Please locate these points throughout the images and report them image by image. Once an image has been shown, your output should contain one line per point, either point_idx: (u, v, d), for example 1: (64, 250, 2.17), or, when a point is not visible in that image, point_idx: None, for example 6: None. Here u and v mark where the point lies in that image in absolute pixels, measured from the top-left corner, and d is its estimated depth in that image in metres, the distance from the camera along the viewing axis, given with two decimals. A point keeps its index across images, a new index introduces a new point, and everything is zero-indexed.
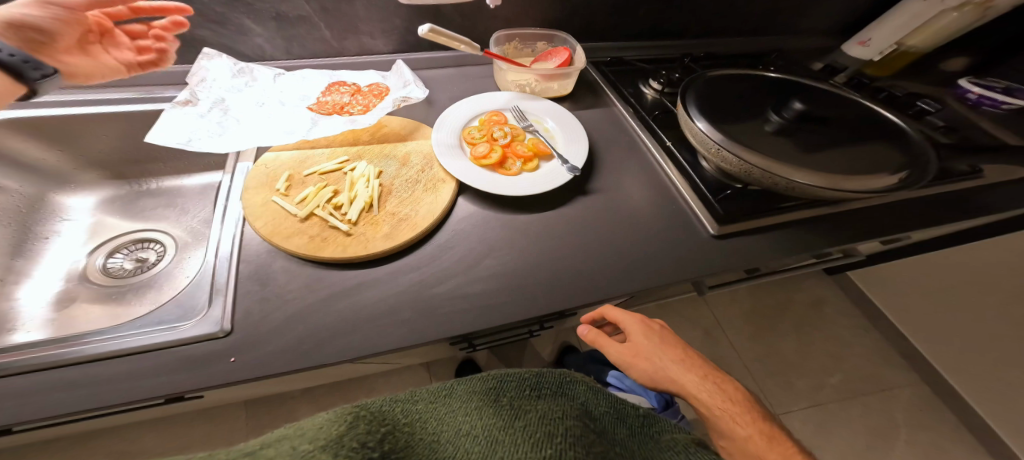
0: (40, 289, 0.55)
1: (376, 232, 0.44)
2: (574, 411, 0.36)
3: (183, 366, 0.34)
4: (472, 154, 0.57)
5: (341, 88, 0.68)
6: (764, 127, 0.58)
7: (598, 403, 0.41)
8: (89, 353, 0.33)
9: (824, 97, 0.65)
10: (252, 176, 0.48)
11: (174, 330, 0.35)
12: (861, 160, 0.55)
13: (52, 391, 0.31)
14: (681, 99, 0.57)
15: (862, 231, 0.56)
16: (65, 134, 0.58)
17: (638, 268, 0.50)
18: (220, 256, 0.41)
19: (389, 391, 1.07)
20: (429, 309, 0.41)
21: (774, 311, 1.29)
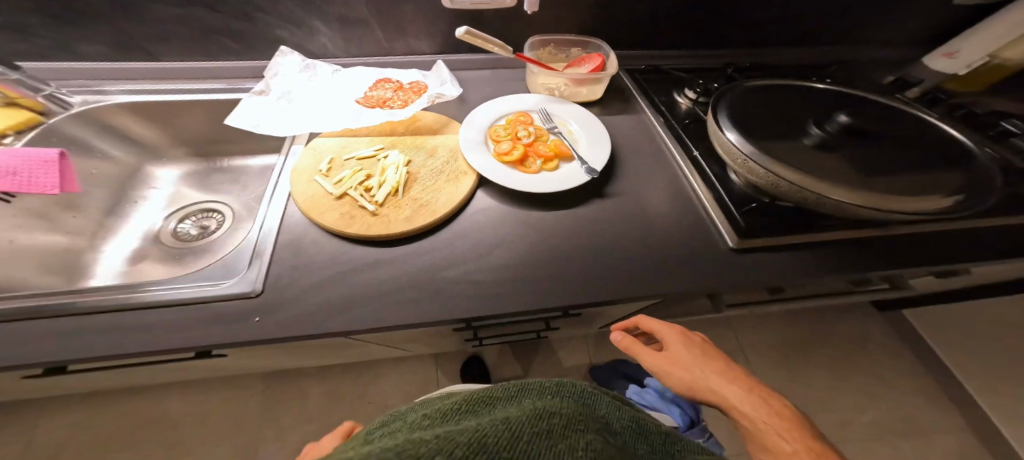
0: (122, 245, 0.65)
1: (399, 215, 0.48)
2: (594, 420, 0.32)
3: (221, 320, 0.39)
4: (495, 150, 0.59)
5: (387, 85, 0.75)
6: (803, 141, 0.55)
7: (620, 419, 0.37)
8: (152, 300, 0.40)
9: (874, 112, 0.60)
10: (301, 158, 0.55)
11: (216, 286, 0.41)
12: (913, 181, 0.51)
13: (121, 326, 0.38)
14: (711, 110, 0.56)
15: (907, 261, 0.51)
16: (165, 115, 0.70)
17: (647, 274, 0.49)
18: (264, 225, 0.47)
19: (396, 377, 1.13)
20: (435, 290, 0.44)
21: (811, 343, 1.20)
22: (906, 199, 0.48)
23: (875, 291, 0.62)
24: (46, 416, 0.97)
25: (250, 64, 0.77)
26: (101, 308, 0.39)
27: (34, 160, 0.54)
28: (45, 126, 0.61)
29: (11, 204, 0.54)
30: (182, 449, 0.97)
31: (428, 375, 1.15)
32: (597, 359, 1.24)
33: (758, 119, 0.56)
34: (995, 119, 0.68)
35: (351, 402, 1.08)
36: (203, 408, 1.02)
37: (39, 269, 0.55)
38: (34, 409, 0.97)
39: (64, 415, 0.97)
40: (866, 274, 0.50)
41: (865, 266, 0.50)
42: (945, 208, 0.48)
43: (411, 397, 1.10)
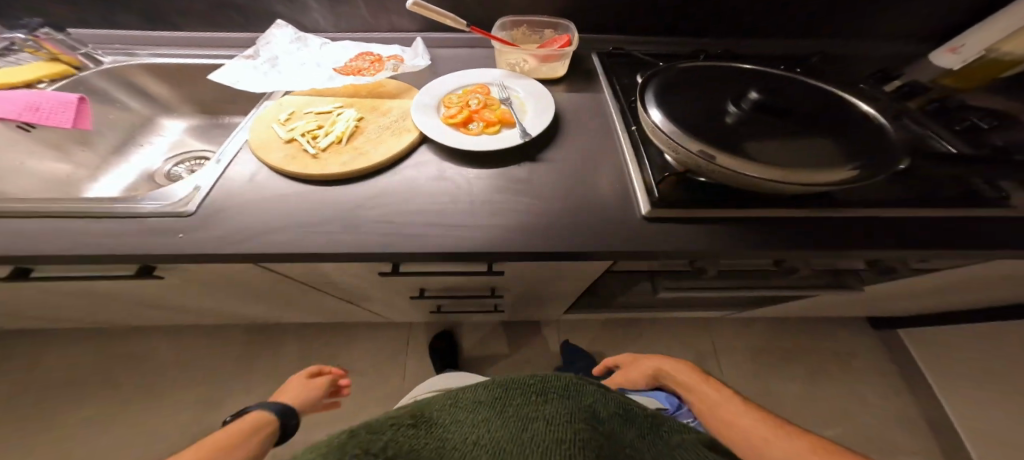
0: (120, 179, 0.74)
1: (337, 159, 0.53)
2: (582, 415, 0.48)
3: (153, 231, 0.43)
4: (443, 114, 0.64)
5: (367, 57, 0.80)
6: (724, 118, 0.52)
7: (607, 407, 0.54)
8: (100, 209, 0.44)
9: (795, 87, 0.57)
10: (268, 109, 0.61)
11: (161, 204, 0.45)
12: (831, 149, 0.48)
13: (69, 228, 0.43)
14: (637, 92, 0.55)
15: (821, 243, 0.52)
16: (176, 77, 0.79)
17: (560, 232, 0.52)
18: (218, 160, 0.52)
19: (367, 343, 1.21)
20: (354, 225, 0.48)
21: (789, 355, 1.21)
22: (811, 169, 0.45)
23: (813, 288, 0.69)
24: (91, 347, 1.15)
25: (251, 35, 0.85)
26: (49, 211, 0.44)
27: (56, 100, 0.64)
28: (76, 77, 0.72)
29: (30, 133, 0.64)
30: (192, 385, 1.11)
31: (399, 345, 1.22)
32: (566, 348, 1.25)
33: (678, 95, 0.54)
34: (967, 113, 0.62)
35: (335, 360, 1.17)
36: (211, 353, 1.16)
37: (39, 191, 0.65)
38: (83, 340, 1.16)
39: (103, 346, 1.15)
40: (770, 250, 0.52)
41: (777, 245, 0.52)
42: (855, 179, 0.44)
43: (391, 362, 1.19)
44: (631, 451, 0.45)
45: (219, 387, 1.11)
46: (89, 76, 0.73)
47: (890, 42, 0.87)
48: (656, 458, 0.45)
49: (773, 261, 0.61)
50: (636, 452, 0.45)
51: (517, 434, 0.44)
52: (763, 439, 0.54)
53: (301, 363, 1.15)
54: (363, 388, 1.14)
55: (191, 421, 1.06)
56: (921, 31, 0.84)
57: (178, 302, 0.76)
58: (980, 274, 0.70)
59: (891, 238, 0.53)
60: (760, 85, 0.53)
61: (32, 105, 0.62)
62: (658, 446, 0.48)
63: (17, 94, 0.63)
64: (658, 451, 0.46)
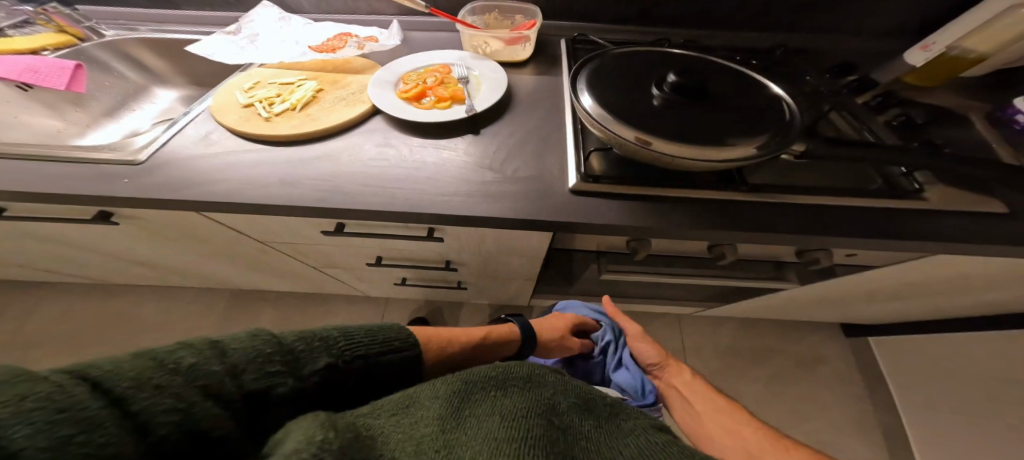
0: (105, 137, 0.79)
1: (288, 123, 0.58)
2: (539, 409, 0.46)
3: (106, 175, 0.48)
4: (398, 90, 0.68)
5: (343, 37, 0.83)
6: (650, 99, 0.54)
7: (565, 400, 0.51)
8: (70, 155, 0.49)
9: (725, 73, 0.58)
10: (237, 78, 0.66)
11: (114, 153, 0.50)
12: (744, 129, 0.50)
13: (31, 171, 0.48)
14: (572, 74, 0.58)
15: (735, 223, 0.55)
16: (169, 50, 0.84)
17: (488, 200, 0.55)
18: (180, 119, 0.57)
19: (343, 315, 1.28)
20: (293, 181, 0.52)
21: (754, 356, 1.27)
22: (713, 147, 0.48)
23: (758, 279, 0.73)
24: (100, 307, 1.25)
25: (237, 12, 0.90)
26: (15, 152, 0.49)
27: (55, 65, 0.68)
28: (78, 46, 0.76)
29: (27, 92, 0.72)
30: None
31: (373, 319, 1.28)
32: None
33: (608, 79, 0.56)
34: (907, 108, 0.63)
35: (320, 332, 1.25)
36: (207, 318, 1.24)
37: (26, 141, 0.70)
38: (93, 300, 1.26)
39: (107, 306, 1.25)
40: (685, 227, 0.54)
41: (692, 223, 0.55)
42: (750, 157, 0.47)
43: None
44: (590, 449, 0.44)
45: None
46: (89, 45, 0.77)
47: (866, 38, 0.85)
48: (609, 451, 0.45)
49: (711, 243, 0.64)
50: (595, 451, 0.44)
51: (478, 439, 0.40)
52: (759, 448, 0.56)
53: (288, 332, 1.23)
54: None
55: None
56: (895, 30, 0.84)
57: (168, 261, 0.83)
58: (918, 274, 0.72)
59: (802, 221, 0.55)
60: (677, 68, 0.54)
61: (32, 68, 0.68)
62: (619, 440, 0.47)
63: (23, 59, 0.69)
64: (617, 444, 0.46)
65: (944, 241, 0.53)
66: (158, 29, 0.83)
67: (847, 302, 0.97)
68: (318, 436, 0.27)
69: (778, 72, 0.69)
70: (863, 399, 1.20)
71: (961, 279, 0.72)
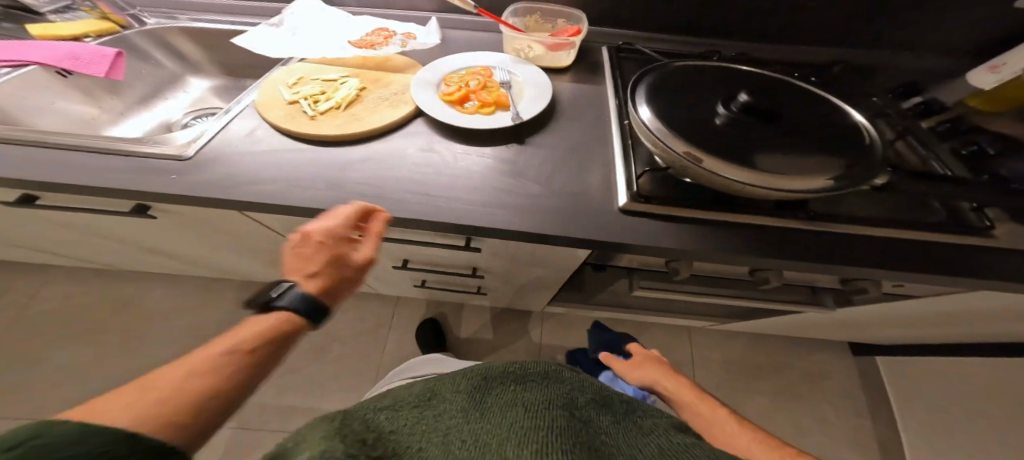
0: (139, 125, 0.77)
1: (333, 122, 0.56)
2: (559, 403, 0.52)
3: (151, 171, 0.47)
4: (441, 92, 0.66)
5: (382, 33, 0.81)
6: (711, 117, 0.52)
7: (585, 397, 0.58)
8: (120, 149, 0.49)
9: (791, 95, 0.56)
10: (280, 72, 0.65)
11: (161, 148, 0.49)
12: (811, 157, 0.48)
13: (73, 165, 0.47)
14: (629, 85, 0.56)
15: (789, 252, 0.53)
16: (207, 39, 0.83)
17: (535, 214, 0.54)
18: (223, 114, 0.56)
19: (356, 312, 1.31)
20: (339, 186, 0.51)
21: (762, 370, 1.35)
22: (788, 178, 0.46)
23: (801, 305, 0.72)
24: (122, 291, 1.26)
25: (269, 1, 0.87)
26: (62, 143, 0.48)
27: (97, 52, 0.67)
28: (119, 34, 0.74)
29: (66, 79, 0.69)
30: (207, 335, 1.21)
31: (387, 316, 1.32)
32: (547, 340, 1.35)
33: (668, 94, 0.54)
34: (977, 137, 0.60)
35: (341, 325, 1.28)
36: (229, 307, 1.26)
37: (61, 129, 0.67)
38: (118, 284, 1.27)
39: (119, 293, 1.25)
40: (739, 253, 0.52)
41: (746, 249, 0.52)
42: (829, 188, 0.45)
43: (392, 333, 1.29)
44: (609, 438, 0.48)
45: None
46: (131, 33, 0.76)
47: (924, 59, 0.82)
48: (624, 439, 0.48)
49: (753, 268, 0.63)
50: (614, 440, 0.47)
51: (500, 425, 0.47)
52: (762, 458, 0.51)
53: (311, 323, 1.26)
54: (365, 353, 1.24)
55: None
56: (949, 55, 0.81)
57: (201, 255, 0.84)
58: (952, 308, 0.72)
59: (859, 253, 0.53)
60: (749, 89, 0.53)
61: (73, 54, 0.66)
62: (637, 434, 0.49)
63: (62, 45, 0.67)
64: (639, 443, 0.46)
65: (1016, 281, 0.50)
66: (199, 19, 0.82)
67: (870, 329, 0.98)
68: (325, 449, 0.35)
69: (840, 92, 0.66)
70: (863, 415, 1.27)
71: (992, 316, 0.72)
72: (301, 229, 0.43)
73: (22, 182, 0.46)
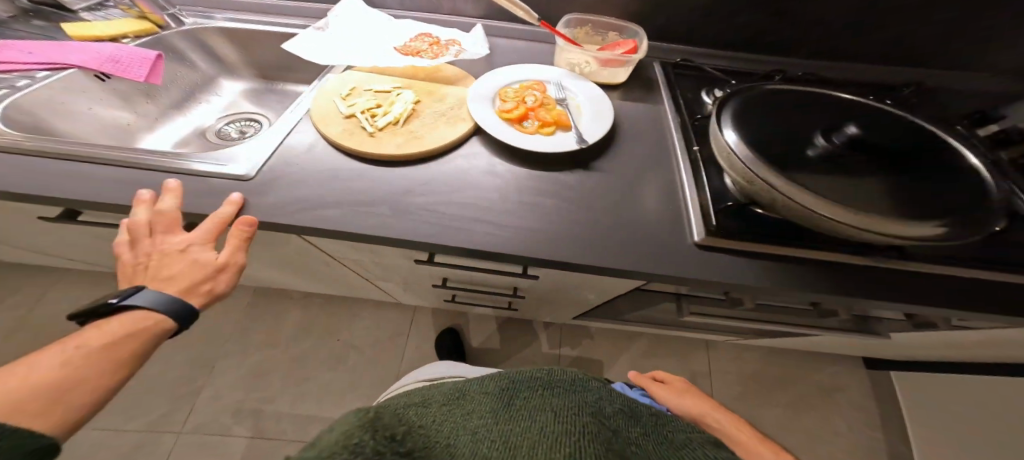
0: (175, 130, 0.73)
1: (392, 141, 0.54)
2: (587, 410, 0.49)
3: (218, 196, 0.46)
4: (499, 108, 0.63)
5: (426, 39, 0.78)
6: (806, 149, 0.50)
7: (612, 405, 0.55)
8: (179, 167, 0.47)
9: (886, 129, 0.54)
10: (330, 82, 0.61)
11: (222, 167, 0.47)
12: (915, 200, 0.46)
13: (131, 187, 0.45)
14: (716, 109, 0.54)
15: (877, 292, 0.50)
16: (243, 39, 0.79)
17: (605, 245, 0.51)
18: (276, 129, 0.53)
19: (373, 318, 1.29)
20: (405, 213, 0.49)
21: (776, 384, 1.30)
22: (902, 222, 0.44)
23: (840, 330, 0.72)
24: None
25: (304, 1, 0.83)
26: (121, 161, 0.47)
27: (137, 55, 0.66)
28: (158, 35, 0.72)
29: (105, 83, 0.65)
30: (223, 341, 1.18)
31: (404, 323, 1.30)
32: (565, 351, 1.33)
33: (760, 122, 0.52)
34: None
35: (358, 331, 1.25)
36: (247, 312, 1.23)
37: (100, 136, 0.64)
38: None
39: None
40: (827, 293, 0.49)
41: (830, 288, 0.49)
42: (941, 236, 0.43)
43: (410, 341, 1.26)
44: (640, 451, 0.45)
45: (249, 347, 1.18)
46: (170, 34, 0.74)
47: (980, 80, 0.80)
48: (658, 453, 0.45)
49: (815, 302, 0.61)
50: (647, 453, 0.45)
51: (527, 429, 0.45)
52: None
53: (328, 328, 1.24)
54: (383, 361, 1.21)
55: (205, 370, 1.13)
56: (1007, 78, 0.79)
57: None
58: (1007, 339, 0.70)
59: (951, 295, 0.50)
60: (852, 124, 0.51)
61: (113, 57, 0.64)
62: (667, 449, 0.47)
63: (100, 48, 0.65)
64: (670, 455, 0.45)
65: None
66: (237, 19, 0.79)
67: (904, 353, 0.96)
68: (354, 442, 0.37)
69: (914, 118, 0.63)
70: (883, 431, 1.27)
71: None
72: (144, 229, 0.41)
73: (80, 204, 0.44)
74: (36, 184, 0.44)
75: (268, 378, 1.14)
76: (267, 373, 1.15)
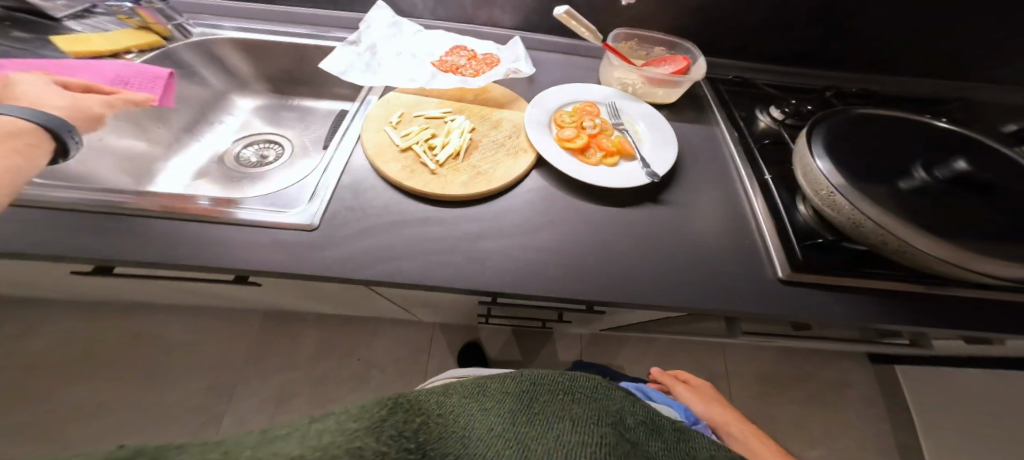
0: (190, 160, 0.68)
1: (456, 178, 0.50)
2: (608, 419, 0.37)
3: (288, 250, 0.42)
4: (559, 134, 0.59)
5: (461, 53, 0.70)
6: (901, 181, 0.50)
7: (634, 413, 0.41)
8: (230, 218, 0.43)
9: (988, 161, 0.52)
10: (377, 108, 0.58)
11: (281, 214, 0.44)
12: (1007, 241, 0.46)
13: (182, 244, 0.41)
14: (804, 134, 0.53)
15: (967, 325, 0.48)
16: (258, 50, 0.72)
17: (687, 284, 0.48)
18: (330, 165, 0.51)
19: (391, 335, 1.23)
20: (479, 259, 0.45)
21: (789, 382, 1.27)
22: (994, 261, 0.44)
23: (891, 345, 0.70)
24: (127, 323, 1.11)
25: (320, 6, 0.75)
26: (168, 215, 0.42)
27: (147, 74, 0.57)
28: (166, 50, 0.65)
29: None
30: (232, 368, 1.11)
31: (424, 337, 1.24)
32: (589, 357, 1.28)
33: (850, 146, 0.52)
34: None
35: (377, 349, 1.20)
36: (258, 335, 1.16)
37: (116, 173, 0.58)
38: (119, 314, 1.12)
39: (119, 326, 1.11)
40: (914, 330, 0.48)
41: (919, 322, 0.48)
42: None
43: (432, 357, 1.21)
44: None
45: (259, 373, 1.11)
46: (177, 46, 0.66)
47: (1008, 93, 0.83)
48: None
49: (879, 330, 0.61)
50: None
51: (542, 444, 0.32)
52: None
53: (345, 346, 1.18)
54: (408, 377, 1.17)
55: (217, 400, 1.06)
56: None
57: (253, 298, 0.74)
58: None
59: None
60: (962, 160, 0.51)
61: (121, 79, 0.56)
62: None
63: (107, 67, 0.56)
64: None
65: None
66: (251, 29, 0.71)
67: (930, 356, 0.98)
68: (356, 441, 0.24)
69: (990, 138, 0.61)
70: None
71: None
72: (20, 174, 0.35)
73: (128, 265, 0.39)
74: (75, 247, 0.39)
75: (292, 400, 1.09)
76: (290, 396, 1.10)
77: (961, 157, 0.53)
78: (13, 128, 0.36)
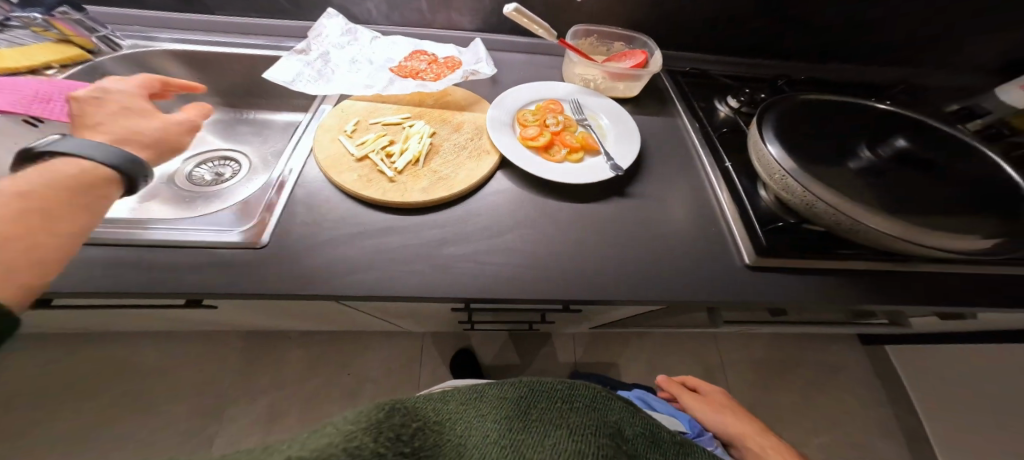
0: None
1: (416, 185, 0.49)
2: (608, 430, 0.35)
3: (238, 269, 0.40)
4: (521, 134, 0.58)
5: (421, 56, 0.69)
6: (850, 162, 0.51)
7: (632, 422, 0.39)
8: (168, 240, 0.40)
9: (930, 139, 0.55)
10: (329, 117, 0.56)
11: (224, 233, 0.42)
12: (953, 215, 0.48)
13: (119, 270, 0.38)
14: (756, 119, 0.53)
15: (925, 297, 0.50)
16: (205, 63, 0.69)
17: (659, 276, 0.48)
18: (280, 179, 0.48)
19: (379, 350, 1.19)
20: (445, 266, 0.44)
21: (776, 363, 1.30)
22: (943, 235, 0.45)
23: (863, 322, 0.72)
24: (89, 359, 1.03)
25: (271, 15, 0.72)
26: (96, 240, 0.39)
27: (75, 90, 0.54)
28: (93, 64, 0.61)
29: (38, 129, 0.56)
30: (209, 395, 1.05)
31: (414, 349, 1.21)
32: (583, 355, 1.27)
33: (802, 130, 0.53)
34: None
35: (366, 365, 1.16)
36: (236, 359, 1.10)
37: None
38: (82, 346, 1.04)
39: (82, 359, 1.03)
40: (877, 304, 0.49)
41: (881, 297, 0.49)
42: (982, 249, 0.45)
43: (423, 368, 1.18)
44: None
45: (239, 398, 1.06)
46: (103, 59, 0.62)
47: (949, 75, 0.87)
48: None
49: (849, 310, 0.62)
50: None
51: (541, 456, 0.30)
52: None
53: (331, 365, 1.14)
54: (399, 391, 1.13)
55: (195, 430, 1.00)
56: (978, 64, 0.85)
57: (223, 321, 0.71)
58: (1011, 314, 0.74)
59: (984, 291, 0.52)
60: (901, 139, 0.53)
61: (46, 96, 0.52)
62: None
63: (27, 84, 0.52)
64: None
65: None
66: (196, 41, 0.68)
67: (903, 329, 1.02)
68: (353, 441, 0.23)
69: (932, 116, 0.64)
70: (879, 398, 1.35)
71: None
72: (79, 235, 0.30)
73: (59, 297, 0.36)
74: None
75: (278, 426, 1.04)
76: (276, 421, 1.04)
77: (904, 136, 0.55)
78: (95, 178, 0.32)
